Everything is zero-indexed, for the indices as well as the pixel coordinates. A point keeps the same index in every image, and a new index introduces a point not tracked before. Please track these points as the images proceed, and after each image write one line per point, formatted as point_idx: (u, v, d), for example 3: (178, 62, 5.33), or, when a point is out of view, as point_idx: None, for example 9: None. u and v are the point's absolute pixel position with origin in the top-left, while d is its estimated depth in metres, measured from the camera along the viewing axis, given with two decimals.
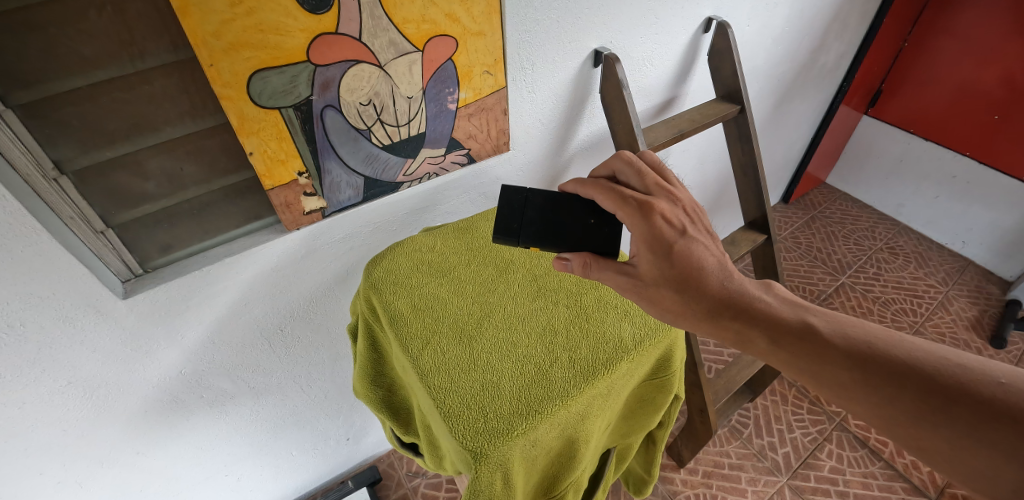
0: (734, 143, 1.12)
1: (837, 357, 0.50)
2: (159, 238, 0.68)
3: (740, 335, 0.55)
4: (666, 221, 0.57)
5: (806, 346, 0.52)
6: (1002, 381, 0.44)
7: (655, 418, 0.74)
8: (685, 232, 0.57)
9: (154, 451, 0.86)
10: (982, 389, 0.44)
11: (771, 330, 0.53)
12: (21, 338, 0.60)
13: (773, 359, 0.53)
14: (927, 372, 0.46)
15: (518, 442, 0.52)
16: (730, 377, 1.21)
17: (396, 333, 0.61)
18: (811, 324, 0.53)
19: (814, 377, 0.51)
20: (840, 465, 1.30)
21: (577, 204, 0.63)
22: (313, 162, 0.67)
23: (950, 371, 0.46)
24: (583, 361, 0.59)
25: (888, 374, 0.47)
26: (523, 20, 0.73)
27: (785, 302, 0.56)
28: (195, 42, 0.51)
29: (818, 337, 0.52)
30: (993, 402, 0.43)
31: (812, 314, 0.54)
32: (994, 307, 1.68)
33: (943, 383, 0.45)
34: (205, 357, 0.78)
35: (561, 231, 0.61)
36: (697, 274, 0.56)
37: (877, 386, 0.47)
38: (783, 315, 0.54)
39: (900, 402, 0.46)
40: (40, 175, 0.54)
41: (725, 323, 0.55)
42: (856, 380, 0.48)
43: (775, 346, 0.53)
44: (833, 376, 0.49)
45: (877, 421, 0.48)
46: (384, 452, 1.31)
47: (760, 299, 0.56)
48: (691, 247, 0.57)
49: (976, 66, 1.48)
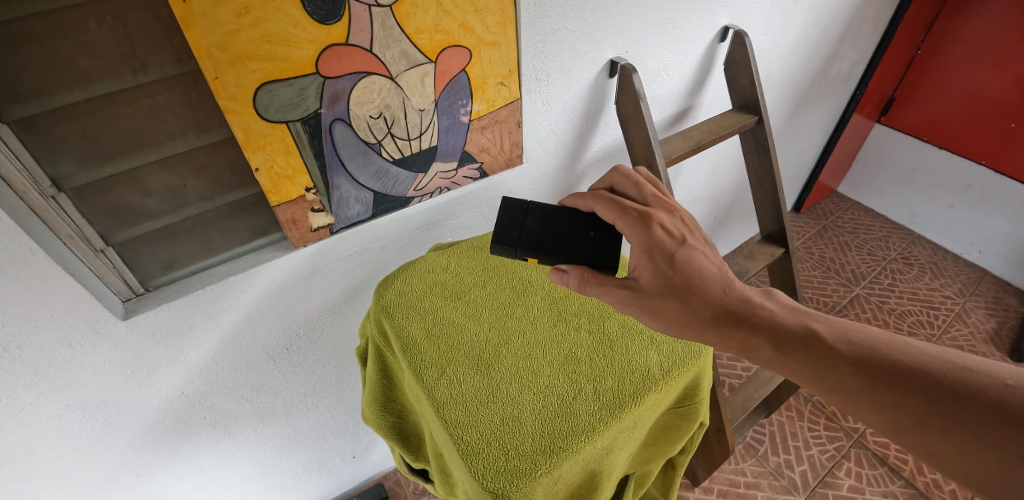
0: (751, 153, 1.09)
1: (842, 364, 0.47)
2: (161, 256, 0.65)
3: (744, 343, 0.51)
4: (665, 231, 0.55)
5: (811, 352, 0.48)
6: (1008, 383, 0.41)
7: (678, 446, 0.70)
8: (684, 242, 0.55)
9: (155, 472, 0.82)
10: (988, 391, 0.42)
11: (775, 336, 0.50)
12: (16, 362, 0.58)
13: (779, 367, 0.50)
14: (932, 375, 0.44)
15: (541, 482, 0.50)
16: (747, 394, 1.17)
17: (409, 360, 0.58)
18: (815, 330, 0.49)
19: (820, 384, 0.47)
20: (860, 484, 1.26)
21: (575, 216, 0.60)
22: (321, 177, 0.65)
23: (955, 374, 0.43)
24: (607, 392, 0.56)
25: (894, 379, 0.45)
26: (539, 29, 0.70)
27: (787, 309, 0.52)
28: (199, 55, 0.49)
29: (823, 343, 0.48)
30: (999, 404, 0.41)
31: (816, 319, 0.51)
32: (1012, 319, 1.64)
33: (948, 386, 0.43)
34: (209, 378, 0.75)
35: (559, 242, 0.58)
36: (701, 282, 0.53)
37: (883, 392, 0.44)
38: (788, 323, 0.50)
39: (906, 407, 0.43)
40: (38, 193, 0.51)
41: (730, 331, 0.51)
42: (863, 385, 0.45)
43: (780, 352, 0.49)
44: (838, 382, 0.46)
45: (883, 427, 0.45)
46: (390, 470, 1.28)
47: (761, 306, 0.52)
48: (693, 258, 0.54)
49: (989, 73, 1.46)
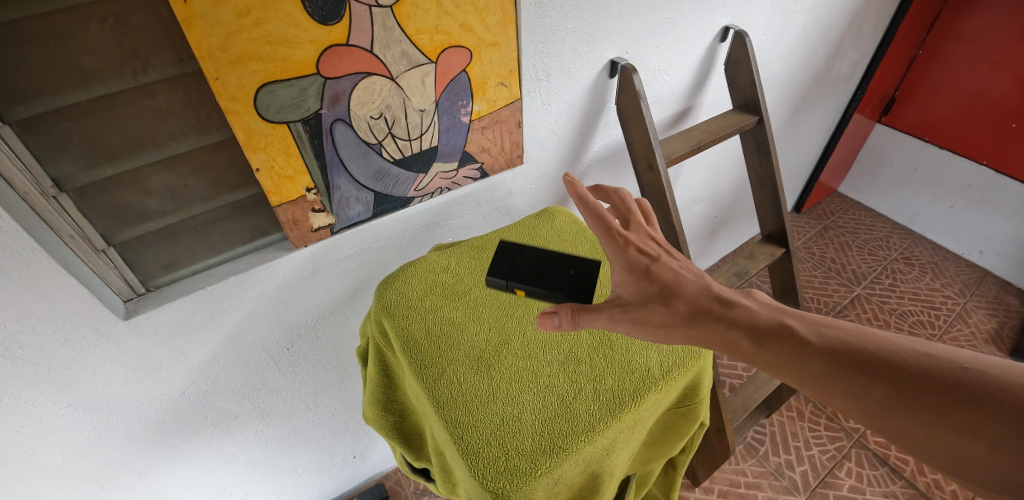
0: (751, 153, 1.09)
1: (813, 352, 0.47)
2: (162, 256, 0.65)
3: (724, 340, 0.51)
4: (639, 248, 0.56)
5: (784, 343, 0.48)
6: (964, 365, 0.43)
7: (678, 446, 0.71)
8: (659, 258, 0.55)
9: (156, 472, 0.82)
10: (947, 374, 0.43)
11: (753, 330, 0.50)
12: (18, 362, 0.58)
13: (758, 360, 0.49)
14: (895, 359, 0.45)
15: (542, 482, 0.50)
16: (748, 394, 1.17)
17: (410, 359, 0.58)
18: (790, 325, 0.50)
19: (795, 375, 0.47)
20: (860, 485, 1.26)
21: (560, 256, 0.60)
22: (321, 178, 0.65)
23: (916, 359, 0.44)
24: (608, 392, 0.56)
25: (862, 365, 0.45)
26: (539, 29, 0.70)
27: (765, 306, 0.53)
28: (201, 55, 0.49)
29: (798, 337, 0.48)
30: (959, 385, 0.42)
31: (790, 315, 0.51)
32: (1013, 319, 1.64)
33: (911, 370, 0.44)
34: (210, 377, 0.75)
35: (544, 278, 0.58)
36: (678, 287, 0.54)
37: (852, 377, 0.45)
38: (765, 319, 0.51)
39: (873, 391, 0.44)
40: (39, 193, 0.52)
41: (710, 328, 0.51)
42: (832, 371, 0.46)
43: (759, 345, 0.49)
44: (811, 370, 0.46)
45: (855, 414, 0.45)
46: (390, 470, 1.28)
47: (739, 304, 0.52)
48: (670, 268, 0.55)
49: (990, 73, 1.46)
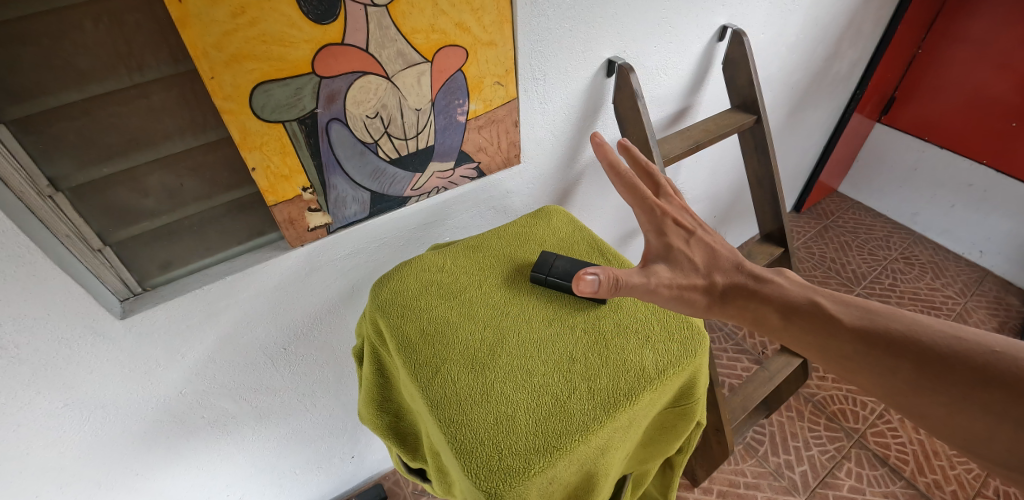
0: (750, 152, 1.09)
1: (841, 331, 0.51)
2: (158, 256, 0.65)
3: (754, 314, 0.55)
4: (677, 224, 0.60)
5: (815, 321, 0.52)
6: (995, 349, 0.44)
7: (674, 446, 0.71)
8: (694, 232, 0.60)
9: (153, 472, 0.83)
10: (975, 356, 0.45)
11: (782, 307, 0.54)
12: (14, 361, 0.58)
13: (784, 335, 0.54)
14: (924, 342, 0.47)
15: (536, 481, 0.50)
16: (746, 394, 1.17)
17: (405, 359, 0.58)
18: (820, 303, 0.53)
19: (821, 351, 0.51)
20: (860, 485, 1.25)
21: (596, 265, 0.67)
22: (317, 177, 0.65)
23: (945, 343, 0.47)
24: (602, 391, 0.56)
25: (889, 346, 0.48)
26: (535, 28, 0.70)
27: (796, 284, 0.56)
28: (195, 54, 0.49)
29: (827, 315, 0.52)
30: (985, 368, 0.44)
31: (821, 294, 0.55)
32: (1014, 318, 1.63)
33: (939, 352, 0.46)
34: (207, 377, 0.75)
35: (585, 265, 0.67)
36: (714, 264, 0.59)
37: (878, 357, 0.48)
38: (796, 296, 0.55)
39: (898, 372, 0.47)
40: (35, 193, 0.52)
41: (744, 304, 0.55)
42: (859, 350, 0.49)
43: (787, 320, 0.54)
44: (837, 349, 0.50)
45: (879, 392, 0.48)
46: (389, 470, 1.27)
47: (772, 281, 0.56)
48: (704, 243, 0.60)
49: (990, 72, 1.46)
